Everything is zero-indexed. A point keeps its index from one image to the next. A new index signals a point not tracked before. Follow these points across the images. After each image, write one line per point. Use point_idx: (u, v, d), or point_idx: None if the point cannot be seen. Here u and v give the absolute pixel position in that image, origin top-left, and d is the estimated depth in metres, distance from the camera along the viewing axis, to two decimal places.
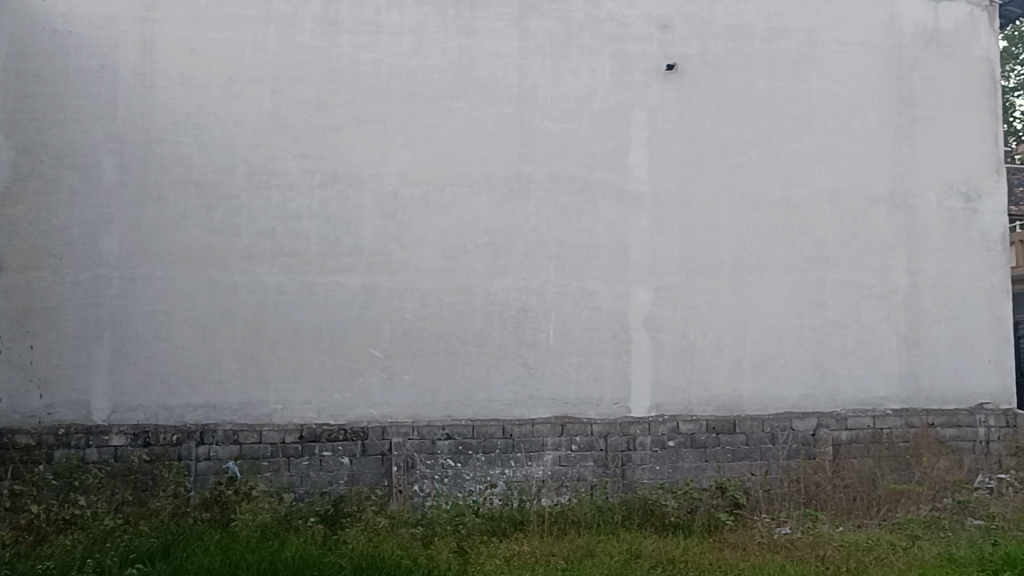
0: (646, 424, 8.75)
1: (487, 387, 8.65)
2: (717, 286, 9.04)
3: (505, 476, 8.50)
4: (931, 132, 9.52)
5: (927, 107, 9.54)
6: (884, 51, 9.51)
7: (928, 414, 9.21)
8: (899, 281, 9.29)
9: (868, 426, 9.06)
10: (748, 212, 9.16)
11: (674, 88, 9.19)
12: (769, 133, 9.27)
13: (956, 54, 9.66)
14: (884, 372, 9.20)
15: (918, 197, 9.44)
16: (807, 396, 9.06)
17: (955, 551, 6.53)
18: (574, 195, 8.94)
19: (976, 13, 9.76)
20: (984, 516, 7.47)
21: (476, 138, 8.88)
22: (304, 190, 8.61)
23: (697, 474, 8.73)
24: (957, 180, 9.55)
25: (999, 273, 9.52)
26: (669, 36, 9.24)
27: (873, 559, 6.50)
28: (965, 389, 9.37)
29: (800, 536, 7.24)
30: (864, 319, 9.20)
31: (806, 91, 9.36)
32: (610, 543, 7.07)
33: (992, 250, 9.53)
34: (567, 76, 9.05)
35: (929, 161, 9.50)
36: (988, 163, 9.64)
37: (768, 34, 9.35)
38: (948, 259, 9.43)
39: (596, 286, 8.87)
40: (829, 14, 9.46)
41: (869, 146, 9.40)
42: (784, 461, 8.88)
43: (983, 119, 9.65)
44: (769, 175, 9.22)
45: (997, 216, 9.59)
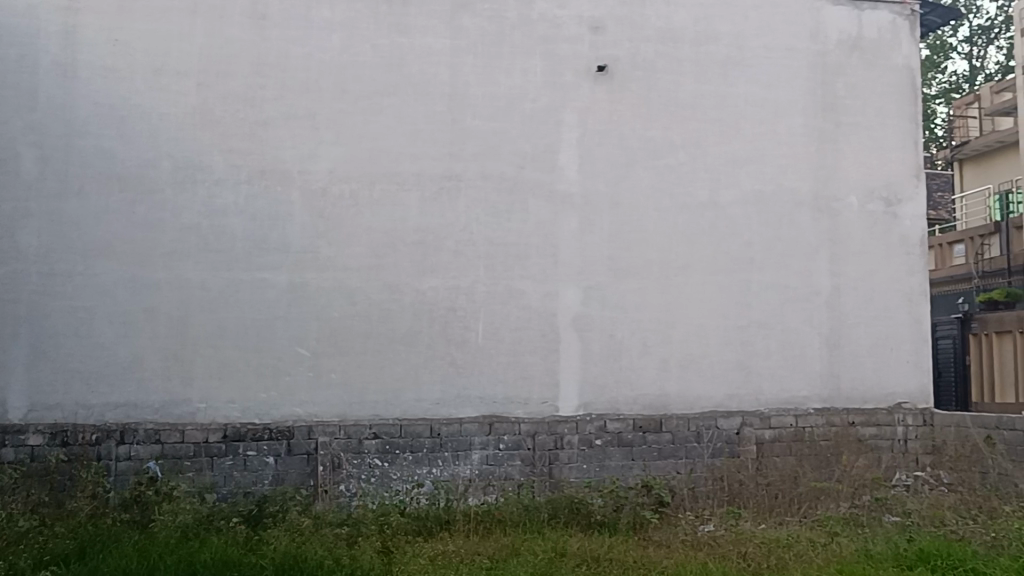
0: (573, 424, 8.80)
1: (415, 386, 8.60)
2: (645, 286, 9.11)
3: (432, 476, 8.49)
4: (854, 137, 9.72)
5: (850, 113, 9.74)
6: (809, 57, 9.69)
7: (848, 414, 9.37)
8: (822, 283, 9.46)
9: (790, 425, 9.21)
10: (676, 213, 9.25)
11: (605, 89, 9.25)
12: (697, 136, 9.38)
13: (879, 62, 9.86)
14: (807, 373, 9.35)
15: (841, 201, 9.62)
16: (732, 395, 9.18)
17: (871, 547, 6.67)
18: (504, 194, 8.94)
19: (898, 22, 9.97)
20: (900, 513, 7.62)
21: (406, 135, 8.82)
22: (231, 185, 8.48)
23: (623, 473, 8.80)
24: (878, 185, 9.74)
25: (918, 277, 9.71)
26: (600, 38, 9.29)
27: (792, 555, 6.60)
28: (885, 389, 9.53)
29: (722, 533, 7.34)
30: (787, 320, 9.35)
31: (734, 95, 9.49)
32: (535, 542, 7.09)
33: (912, 253, 9.73)
34: (498, 75, 9.05)
35: (852, 166, 9.69)
36: (908, 169, 9.84)
37: (698, 38, 9.46)
38: (869, 262, 9.62)
39: (525, 286, 8.88)
40: (758, 19, 9.60)
41: (795, 150, 9.56)
42: (707, 460, 9.00)
43: (903, 126, 9.86)
44: (696, 177, 9.33)
45: (916, 221, 9.80)
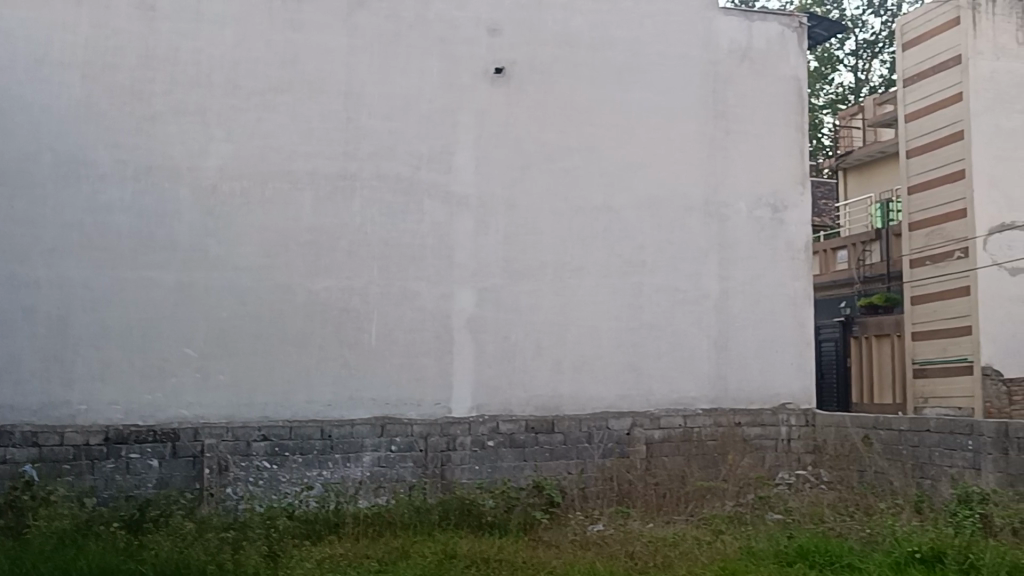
0: (465, 425, 8.79)
1: (306, 388, 8.48)
2: (539, 288, 9.17)
3: (322, 478, 8.38)
4: (743, 145, 9.95)
5: (740, 121, 9.97)
6: (702, 65, 9.89)
7: (734, 414, 9.58)
8: (712, 287, 9.67)
9: (678, 425, 9.37)
10: (570, 216, 9.33)
11: (502, 92, 9.28)
12: (592, 140, 9.48)
13: (768, 72, 10.12)
14: (695, 374, 9.54)
15: (731, 206, 9.84)
16: (623, 396, 9.31)
17: (754, 544, 6.84)
18: (399, 195, 8.88)
19: (786, 33, 10.25)
20: (782, 510, 7.82)
21: (299, 132, 8.69)
22: (116, 181, 8.23)
23: (514, 474, 8.83)
24: (766, 192, 9.99)
25: (802, 281, 9.98)
26: (497, 40, 9.32)
27: (678, 553, 6.72)
28: (769, 390, 9.77)
29: (611, 533, 7.44)
30: (678, 322, 9.53)
31: (628, 101, 9.63)
32: (425, 544, 7.08)
33: (797, 259, 9.99)
34: (395, 75, 8.99)
35: (741, 172, 9.92)
36: (795, 176, 10.10)
37: (594, 43, 9.57)
38: (756, 266, 9.85)
39: (419, 287, 8.84)
40: (652, 27, 9.76)
41: (686, 156, 9.75)
42: (598, 461, 9.09)
43: (790, 134, 10.13)
44: (591, 181, 9.43)
45: (802, 227, 10.07)
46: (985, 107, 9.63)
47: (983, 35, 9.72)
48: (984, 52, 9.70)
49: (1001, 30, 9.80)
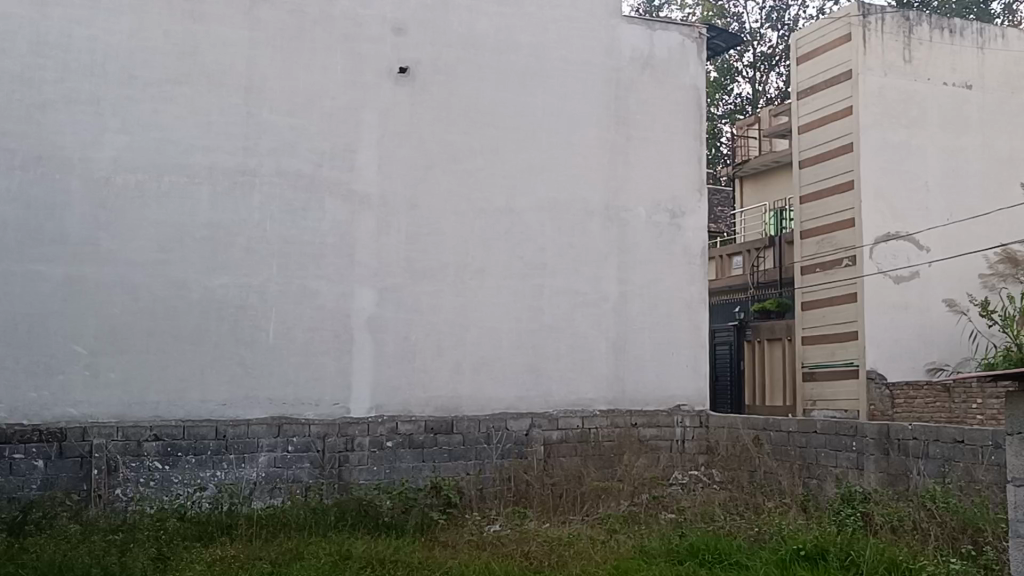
0: (364, 425, 8.73)
1: (201, 387, 8.32)
2: (441, 289, 9.17)
3: (216, 479, 8.23)
4: (644, 151, 10.11)
5: (641, 128, 10.13)
6: (604, 71, 10.04)
7: (631, 415, 9.74)
8: (611, 289, 9.81)
9: (576, 426, 9.49)
10: (473, 218, 9.36)
11: (406, 92, 9.26)
12: (495, 142, 9.53)
13: (668, 81, 10.32)
14: (593, 376, 9.66)
15: (631, 211, 10.00)
16: (522, 397, 9.38)
17: (647, 543, 6.97)
18: (300, 192, 8.78)
19: (686, 43, 10.46)
20: (675, 509, 7.99)
21: (197, 126, 8.51)
22: (3, 171, 7.93)
23: (413, 475, 8.82)
24: (664, 198, 10.18)
25: (698, 286, 10.20)
26: (402, 40, 9.30)
27: (572, 553, 6.81)
28: (664, 391, 9.96)
29: (507, 533, 7.48)
30: (577, 324, 9.64)
31: (532, 104, 9.71)
32: (319, 545, 7.01)
33: (693, 263, 10.20)
34: (297, 70, 8.89)
35: (641, 178, 10.08)
36: (693, 183, 10.31)
37: (498, 46, 9.63)
38: (654, 270, 10.03)
39: (319, 286, 8.76)
40: (556, 32, 9.87)
41: (588, 161, 9.87)
42: (496, 461, 9.15)
43: (689, 142, 10.33)
44: (494, 183, 9.48)
45: (698, 232, 10.28)
46: (873, 122, 10.01)
47: (872, 52, 10.11)
48: (873, 68, 10.08)
49: (890, 48, 10.20)
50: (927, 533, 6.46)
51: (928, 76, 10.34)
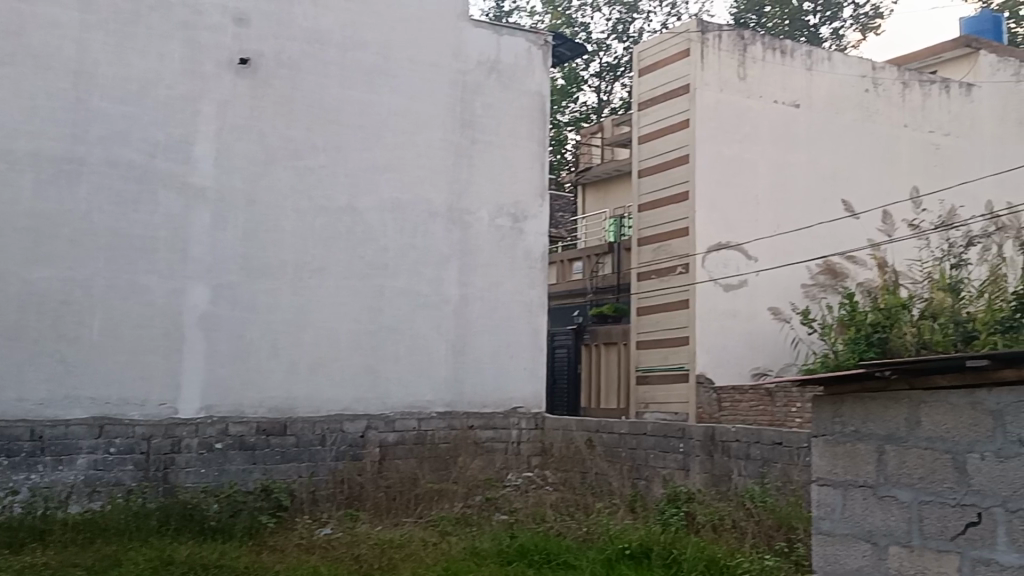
0: (193, 426, 8.44)
1: (17, 385, 7.85)
2: (277, 287, 8.97)
3: (30, 482, 7.78)
4: (487, 154, 10.16)
5: (485, 131, 10.18)
6: (450, 74, 10.05)
7: (467, 417, 9.77)
8: (451, 291, 9.82)
9: (413, 428, 9.44)
10: (312, 216, 9.20)
11: (246, 84, 9.02)
12: (338, 140, 9.39)
13: (513, 86, 10.41)
14: (432, 378, 9.65)
15: (473, 214, 10.02)
16: (358, 399, 9.27)
17: (478, 544, 7.00)
18: (131, 182, 8.42)
19: (532, 49, 10.58)
20: (508, 511, 8.03)
21: (21, 109, 8.05)
22: None
23: (242, 478, 8.56)
24: (507, 201, 10.25)
25: (538, 289, 10.32)
26: (243, 30, 9.06)
27: (402, 556, 6.77)
28: (501, 393, 10.02)
29: (338, 536, 7.38)
30: (416, 326, 9.61)
31: (377, 103, 9.62)
32: (139, 551, 6.73)
33: (533, 267, 10.32)
34: (131, 56, 8.53)
35: (484, 181, 10.12)
36: (534, 188, 10.42)
37: (344, 42, 9.50)
38: (494, 273, 10.08)
39: (149, 281, 8.42)
40: (403, 32, 9.81)
41: (432, 162, 9.85)
42: (330, 463, 8.97)
43: (533, 148, 10.45)
44: (335, 180, 9.34)
45: (539, 237, 10.40)
46: (708, 135, 10.37)
47: (709, 67, 10.47)
48: (710, 83, 10.44)
49: (725, 64, 10.59)
50: (744, 532, 6.71)
51: (760, 94, 10.77)
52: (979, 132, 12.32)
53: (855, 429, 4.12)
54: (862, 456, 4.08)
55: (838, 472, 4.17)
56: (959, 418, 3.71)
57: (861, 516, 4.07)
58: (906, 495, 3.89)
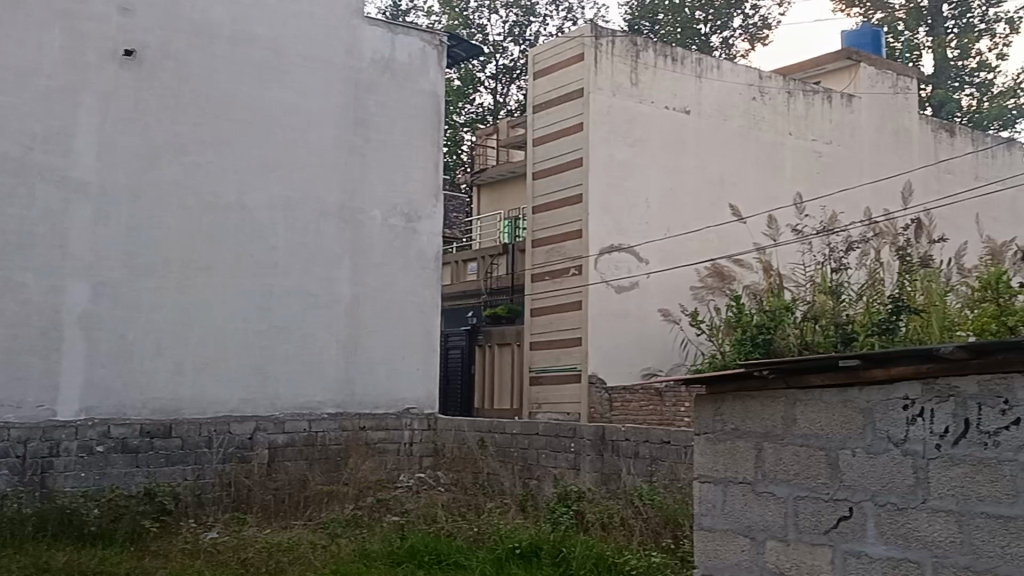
0: (72, 429, 8.15)
1: None
2: (162, 286, 8.74)
3: None
4: (381, 153, 10.09)
5: (379, 130, 10.11)
6: (343, 71, 9.95)
7: (359, 418, 9.68)
8: (343, 291, 9.72)
9: (303, 429, 9.30)
10: (200, 213, 9.00)
11: (131, 76, 8.76)
12: (227, 136, 9.21)
13: (407, 85, 10.36)
14: (322, 379, 9.53)
15: (365, 213, 9.94)
16: (247, 400, 9.10)
17: (368, 546, 6.94)
18: (7, 175, 8.08)
19: (427, 49, 10.55)
20: (399, 512, 8.00)
21: None
22: None
23: (124, 481, 8.31)
24: (400, 201, 10.19)
25: (431, 290, 10.30)
26: (128, 21, 8.80)
27: (290, 558, 6.68)
28: (394, 395, 9.95)
29: (223, 539, 7.24)
30: (307, 326, 9.48)
31: (268, 99, 9.47)
32: (12, 559, 6.48)
33: (426, 268, 10.29)
34: (8, 44, 8.20)
35: (378, 180, 10.05)
36: (429, 188, 10.39)
37: (234, 36, 9.32)
38: (387, 274, 10.02)
39: (26, 278, 8.10)
40: (295, 27, 9.68)
41: (324, 160, 9.74)
42: (216, 466, 8.78)
43: (427, 148, 10.42)
44: (223, 177, 9.15)
45: (433, 237, 10.37)
46: (601, 139, 10.50)
47: (602, 73, 10.61)
48: (602, 88, 10.58)
49: (618, 70, 10.75)
50: (632, 529, 6.82)
51: (651, 99, 10.96)
52: (859, 141, 12.79)
53: (735, 427, 4.23)
54: (741, 454, 4.20)
55: (718, 469, 4.28)
56: (832, 416, 3.84)
57: (741, 511, 4.18)
58: (783, 491, 4.01)
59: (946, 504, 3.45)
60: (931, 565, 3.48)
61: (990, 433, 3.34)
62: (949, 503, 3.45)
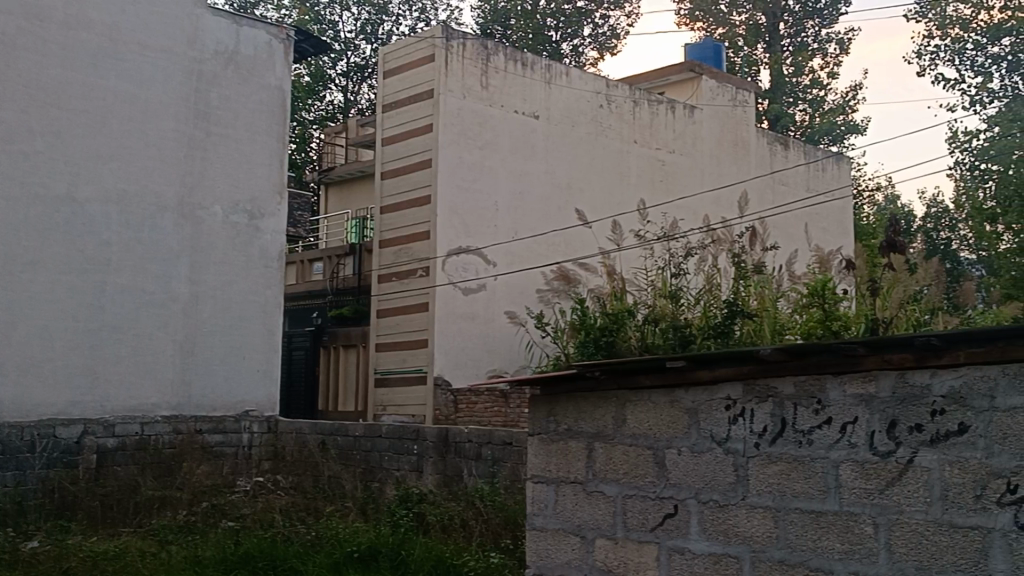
0: None
1: None
2: None
3: None
4: (222, 148, 9.80)
5: (221, 124, 9.82)
6: (185, 62, 9.62)
7: (195, 421, 9.36)
8: (180, 290, 9.40)
9: (134, 433, 8.91)
10: (26, 205, 8.52)
11: None
12: (57, 125, 8.76)
13: (252, 79, 10.11)
14: (156, 380, 9.18)
15: (205, 209, 9.64)
16: (75, 402, 8.68)
17: (201, 552, 6.73)
18: None
19: (274, 43, 10.31)
20: (236, 517, 7.78)
21: None
22: None
23: None
24: (242, 198, 9.92)
25: (274, 290, 10.08)
26: None
27: (118, 569, 6.44)
28: (232, 397, 9.69)
29: (45, 547, 6.88)
30: (141, 326, 9.12)
31: (102, 88, 9.06)
32: None
33: (269, 267, 10.05)
34: None
35: (219, 176, 9.76)
36: (272, 186, 10.15)
37: (67, 21, 8.87)
38: (227, 272, 9.74)
39: None
40: (134, 14, 9.29)
41: (163, 154, 9.39)
42: (39, 471, 8.30)
43: (271, 144, 10.19)
44: (53, 168, 8.69)
45: (276, 236, 10.14)
46: (450, 140, 10.50)
47: (452, 75, 10.61)
48: (452, 90, 10.58)
49: (468, 72, 10.77)
50: (472, 530, 6.85)
51: (501, 103, 11.04)
52: (700, 151, 13.22)
53: (567, 427, 4.29)
54: (572, 454, 4.26)
55: (551, 470, 4.32)
56: (659, 417, 3.94)
57: (572, 511, 4.23)
58: (612, 489, 4.09)
59: (763, 501, 3.58)
60: (749, 560, 3.60)
61: (804, 432, 3.49)
62: (766, 500, 3.57)
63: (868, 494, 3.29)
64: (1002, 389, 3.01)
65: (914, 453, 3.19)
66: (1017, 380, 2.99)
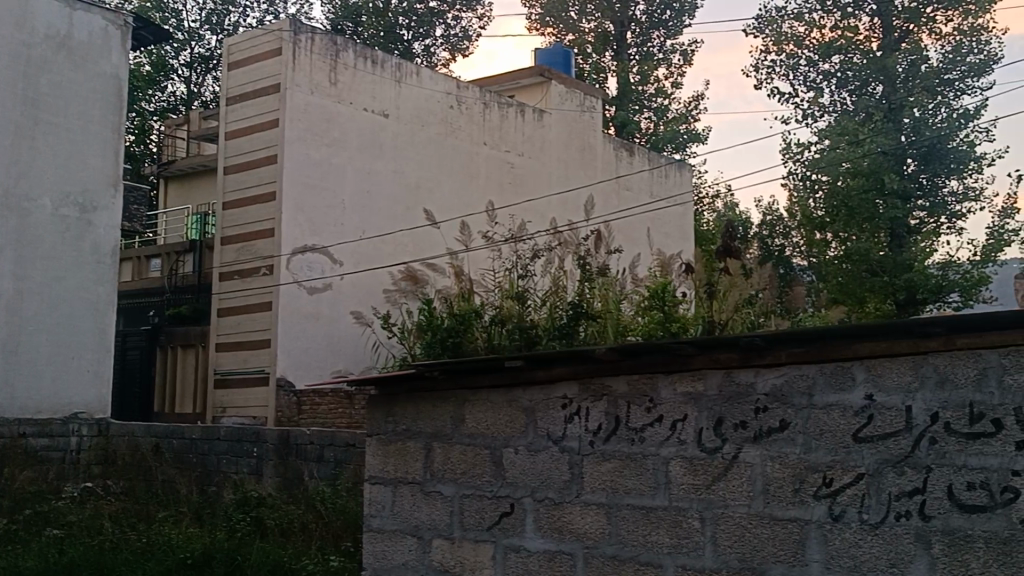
0: None
1: None
2: None
3: None
4: (53, 137, 9.32)
5: (52, 112, 9.34)
6: (13, 44, 9.10)
7: (18, 424, 8.84)
8: (4, 285, 8.88)
9: None
10: None
11: None
12: None
13: (86, 66, 9.66)
14: None
15: (33, 201, 9.14)
16: None
17: (22, 561, 6.36)
18: None
19: (110, 29, 9.89)
20: (61, 524, 7.40)
21: None
22: None
23: None
24: (74, 190, 9.46)
25: (106, 286, 9.66)
26: None
27: None
28: (59, 399, 9.23)
29: None
30: None
31: None
32: None
33: (101, 262, 9.63)
34: None
35: (49, 166, 9.28)
36: (106, 178, 9.73)
37: None
38: (55, 267, 9.27)
39: None
40: None
41: None
42: None
43: (105, 135, 9.76)
44: None
45: (110, 230, 9.72)
46: (297, 136, 10.29)
47: (300, 69, 10.40)
48: (300, 85, 10.38)
49: (316, 67, 10.59)
50: (311, 534, 6.73)
51: (350, 100, 10.90)
52: (549, 155, 13.41)
53: (405, 428, 4.25)
54: (410, 454, 4.22)
55: (387, 471, 4.27)
56: (497, 416, 3.95)
57: (408, 512, 4.20)
58: (449, 489, 4.07)
59: (596, 498, 3.63)
60: (581, 557, 3.65)
61: (636, 429, 3.56)
62: (599, 497, 3.63)
63: (695, 488, 3.38)
64: (819, 386, 3.16)
65: (739, 449, 3.31)
66: (833, 378, 3.13)
